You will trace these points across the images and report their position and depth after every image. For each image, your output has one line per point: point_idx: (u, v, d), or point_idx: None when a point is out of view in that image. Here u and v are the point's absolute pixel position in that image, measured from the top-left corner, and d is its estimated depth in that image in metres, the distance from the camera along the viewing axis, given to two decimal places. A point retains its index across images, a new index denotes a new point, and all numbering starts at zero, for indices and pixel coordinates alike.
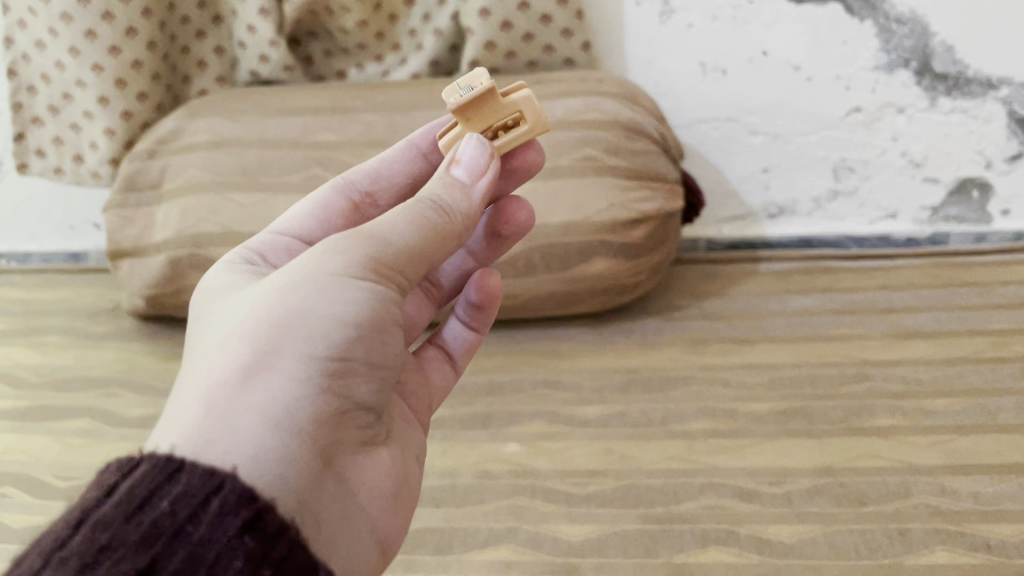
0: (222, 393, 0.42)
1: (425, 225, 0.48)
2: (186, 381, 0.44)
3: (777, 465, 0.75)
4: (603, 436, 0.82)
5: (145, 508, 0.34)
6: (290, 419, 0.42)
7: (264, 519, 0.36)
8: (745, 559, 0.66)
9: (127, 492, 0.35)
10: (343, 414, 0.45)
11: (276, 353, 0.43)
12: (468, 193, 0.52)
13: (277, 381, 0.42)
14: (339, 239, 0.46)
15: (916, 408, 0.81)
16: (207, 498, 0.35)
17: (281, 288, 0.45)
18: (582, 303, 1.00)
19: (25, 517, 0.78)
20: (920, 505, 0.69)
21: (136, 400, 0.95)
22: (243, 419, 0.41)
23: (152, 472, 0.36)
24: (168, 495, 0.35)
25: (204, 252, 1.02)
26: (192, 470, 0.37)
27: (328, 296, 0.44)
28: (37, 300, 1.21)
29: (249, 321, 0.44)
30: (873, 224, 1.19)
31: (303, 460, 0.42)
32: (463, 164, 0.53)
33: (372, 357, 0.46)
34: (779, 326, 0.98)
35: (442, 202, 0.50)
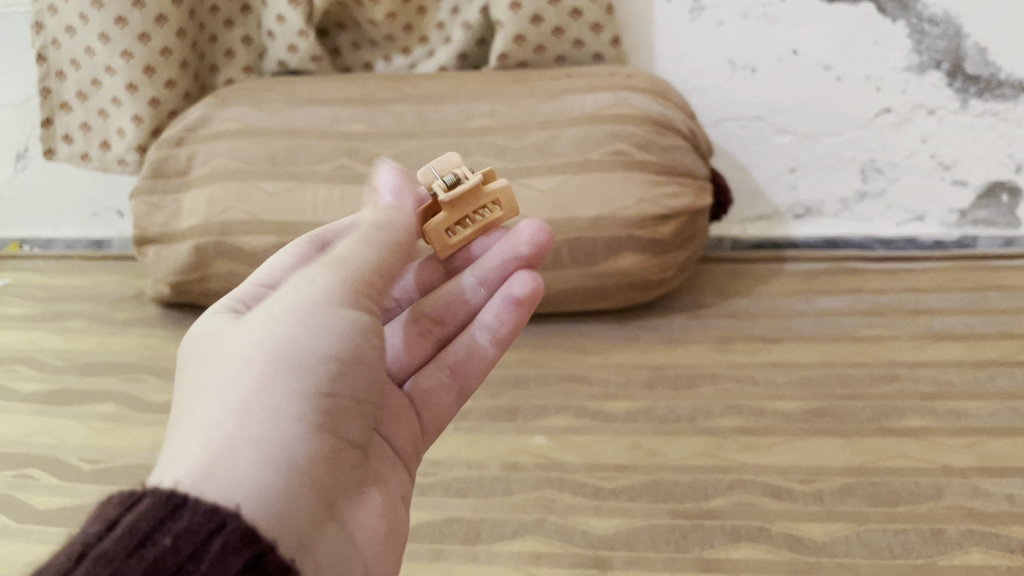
0: (219, 431, 0.39)
1: (378, 243, 0.49)
2: (178, 426, 0.41)
3: (807, 463, 0.75)
4: (631, 431, 0.82)
5: (147, 544, 0.32)
6: (290, 456, 0.39)
7: (264, 559, 0.34)
8: (777, 555, 0.65)
9: (129, 526, 0.32)
10: (337, 451, 0.43)
11: (273, 390, 0.40)
12: (398, 207, 0.53)
13: (276, 417, 0.40)
14: (316, 272, 0.46)
15: (947, 410, 0.80)
16: (211, 536, 0.33)
17: (267, 324, 0.43)
18: (607, 298, 0.99)
19: (50, 499, 0.78)
20: (953, 506, 0.68)
21: (161, 386, 0.95)
22: (242, 457, 0.38)
23: (153, 506, 0.34)
24: (171, 531, 0.33)
25: (231, 239, 1.02)
26: (197, 505, 0.34)
27: (317, 328, 0.43)
28: (60, 286, 1.21)
29: (240, 357, 0.42)
30: (900, 227, 1.18)
31: (304, 502, 0.40)
32: (387, 190, 0.55)
33: (358, 395, 0.45)
34: (807, 326, 0.97)
35: (381, 220, 0.51)
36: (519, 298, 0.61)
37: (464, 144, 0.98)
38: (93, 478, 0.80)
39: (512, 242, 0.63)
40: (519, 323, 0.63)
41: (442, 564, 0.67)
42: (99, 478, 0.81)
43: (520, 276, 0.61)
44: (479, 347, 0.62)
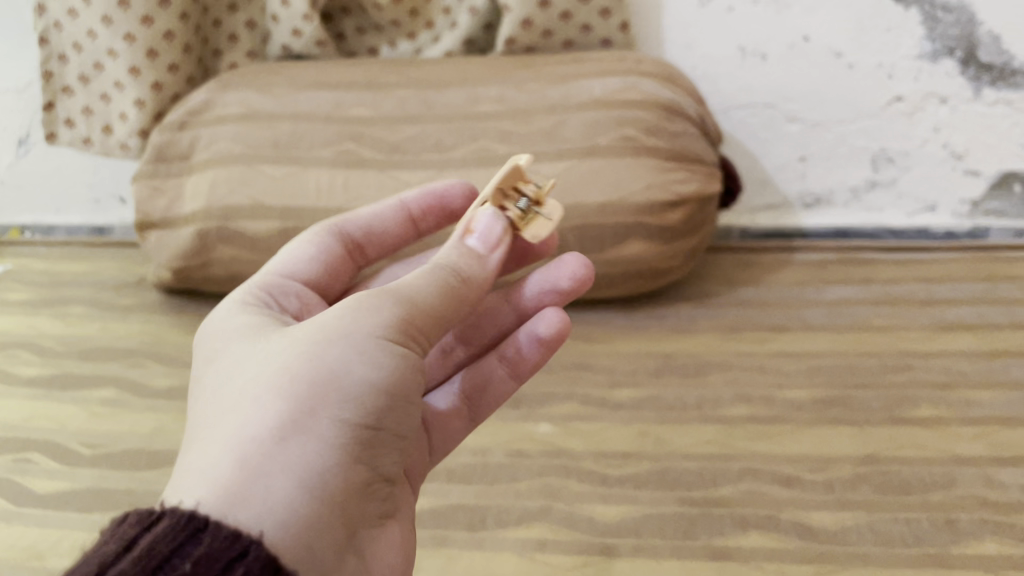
0: (256, 450, 0.39)
1: (447, 290, 0.48)
2: (212, 431, 0.42)
3: (818, 452, 0.73)
4: (638, 419, 0.80)
5: (164, 568, 0.33)
6: (322, 486, 0.40)
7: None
8: (787, 544, 0.64)
9: (147, 548, 0.33)
10: (369, 482, 0.44)
11: (314, 416, 0.41)
12: (483, 262, 0.51)
13: (313, 446, 0.40)
14: (369, 299, 0.46)
15: (960, 399, 0.79)
16: (231, 563, 0.34)
17: (313, 345, 0.43)
18: (615, 286, 0.98)
19: (49, 483, 0.77)
20: (966, 496, 0.67)
21: (162, 371, 0.94)
22: (276, 483, 0.39)
23: (173, 528, 0.35)
24: (190, 556, 0.34)
25: (234, 224, 1.01)
26: (217, 529, 0.35)
27: (363, 359, 0.43)
28: (61, 272, 1.20)
29: (281, 374, 0.42)
30: (911, 217, 1.17)
31: (331, 530, 0.41)
32: (477, 234, 0.52)
33: (396, 427, 0.45)
34: (817, 315, 0.95)
35: (458, 268, 0.49)
36: (544, 337, 0.61)
37: (470, 128, 0.96)
38: (92, 462, 0.79)
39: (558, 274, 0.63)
40: (542, 362, 0.62)
41: (446, 551, 0.66)
42: (98, 463, 0.80)
43: (549, 315, 0.60)
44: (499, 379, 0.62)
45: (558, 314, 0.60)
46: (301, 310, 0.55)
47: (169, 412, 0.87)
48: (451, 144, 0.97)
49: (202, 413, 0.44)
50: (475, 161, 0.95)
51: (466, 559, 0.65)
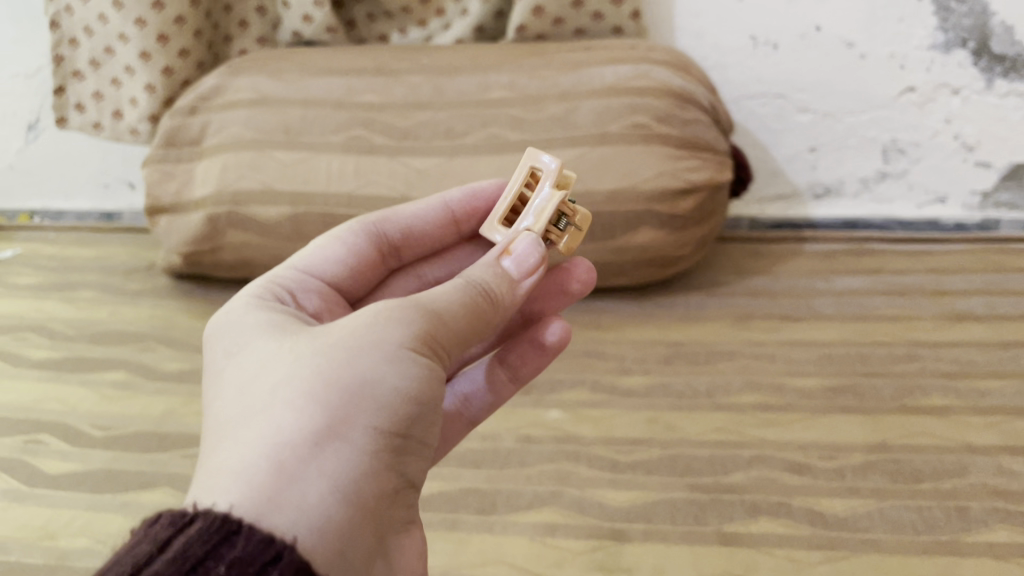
0: (290, 454, 0.38)
1: (475, 309, 0.47)
2: (239, 430, 0.40)
3: (828, 440, 0.73)
4: (648, 406, 0.80)
5: (199, 570, 0.32)
6: (355, 493, 0.39)
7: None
8: (797, 530, 0.64)
9: (181, 549, 0.33)
10: (397, 490, 0.42)
11: (348, 421, 0.39)
12: (515, 287, 0.50)
13: (347, 453, 0.39)
14: (399, 307, 0.44)
15: (970, 389, 0.79)
16: (265, 570, 0.33)
17: (344, 349, 0.42)
18: (625, 274, 0.98)
19: (61, 464, 0.77)
20: (977, 484, 0.67)
21: (172, 355, 0.95)
22: (310, 489, 0.37)
23: (207, 530, 0.34)
24: (223, 558, 0.33)
25: (245, 209, 1.01)
26: (251, 534, 0.34)
27: (396, 367, 0.41)
28: (71, 256, 1.20)
29: (312, 376, 0.41)
30: (921, 209, 1.16)
31: (361, 539, 0.39)
32: (513, 257, 0.51)
33: (425, 437, 0.43)
34: (827, 305, 0.95)
35: (489, 288, 0.48)
36: (548, 345, 0.61)
37: (481, 114, 0.96)
38: (104, 444, 0.79)
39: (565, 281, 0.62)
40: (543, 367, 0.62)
41: (457, 534, 0.67)
42: (109, 444, 0.80)
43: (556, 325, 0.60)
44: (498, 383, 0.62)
45: (563, 324, 0.60)
46: (319, 309, 0.54)
47: (179, 395, 0.87)
48: (462, 130, 0.96)
49: (226, 409, 0.42)
50: (486, 148, 0.95)
51: (477, 542, 0.66)
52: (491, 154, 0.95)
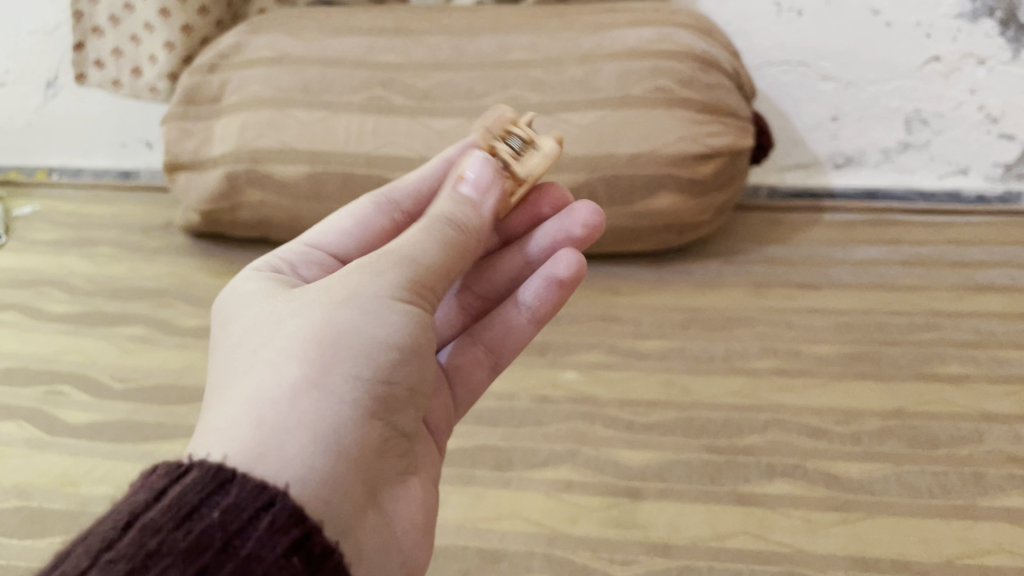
0: (271, 409, 0.38)
1: (445, 240, 0.47)
2: (227, 393, 0.40)
3: (844, 405, 0.73)
4: (664, 369, 0.80)
5: (193, 517, 0.31)
6: (342, 440, 0.38)
7: (312, 540, 0.32)
8: (812, 492, 0.64)
9: (177, 498, 0.32)
10: (385, 441, 0.42)
11: (328, 372, 0.39)
12: (477, 209, 0.50)
13: (330, 402, 0.39)
14: (372, 261, 0.44)
15: (989, 358, 0.78)
16: (258, 513, 0.32)
17: (322, 307, 0.42)
18: (643, 240, 0.98)
19: (82, 414, 0.78)
20: (993, 451, 0.67)
21: (190, 311, 0.95)
22: (295, 436, 0.37)
23: (203, 479, 0.33)
24: (217, 505, 0.32)
25: (263, 168, 1.01)
26: (244, 482, 0.33)
27: (373, 317, 0.42)
28: (90, 213, 1.21)
29: (292, 336, 0.41)
30: (942, 180, 1.15)
31: (351, 487, 0.38)
32: (469, 181, 0.50)
33: (411, 385, 0.43)
34: (845, 274, 0.95)
35: (451, 217, 0.48)
36: (564, 278, 0.57)
37: (501, 76, 0.96)
38: (123, 396, 0.80)
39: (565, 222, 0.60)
40: (561, 303, 0.58)
41: (472, 488, 0.67)
42: (129, 396, 0.81)
43: (566, 255, 0.56)
44: (517, 325, 0.59)
45: (576, 254, 0.56)
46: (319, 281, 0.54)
47: (197, 349, 0.88)
48: (482, 92, 0.96)
49: (214, 378, 0.42)
50: (505, 109, 0.95)
51: (492, 497, 0.66)
52: None
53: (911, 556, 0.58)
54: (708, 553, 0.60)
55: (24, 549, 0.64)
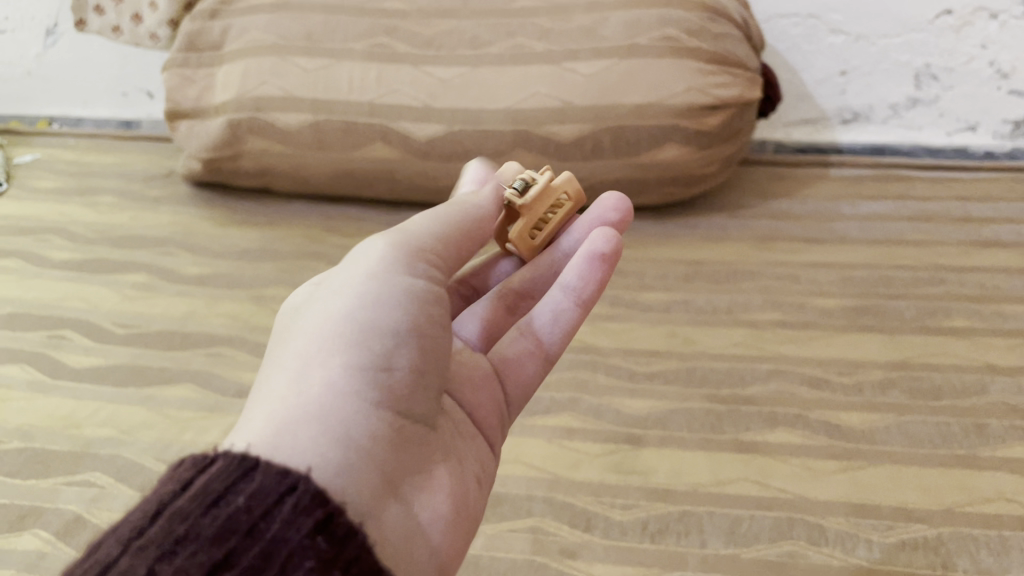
0: (284, 409, 0.37)
1: (452, 223, 0.48)
2: (252, 399, 0.40)
3: (848, 357, 0.73)
4: (667, 321, 0.80)
5: (220, 503, 0.30)
6: (353, 430, 0.37)
7: (335, 521, 0.32)
8: (814, 441, 0.64)
9: (202, 487, 0.31)
10: (403, 429, 0.39)
11: (338, 367, 0.38)
12: (482, 199, 0.52)
13: (339, 394, 0.38)
14: (385, 263, 0.44)
15: (994, 312, 0.78)
16: (282, 498, 0.31)
17: (338, 307, 0.41)
18: (649, 192, 0.97)
19: (84, 359, 0.78)
20: (996, 403, 0.67)
21: (193, 260, 0.95)
22: (302, 430, 0.36)
23: (228, 468, 0.32)
24: (242, 491, 0.31)
25: (265, 116, 1.00)
26: (267, 468, 0.33)
27: (382, 309, 0.41)
28: (91, 163, 1.20)
29: (311, 340, 0.40)
30: (950, 136, 1.14)
31: (365, 473, 0.36)
32: (474, 194, 0.53)
33: (422, 368, 0.41)
34: (851, 229, 0.94)
35: (457, 207, 0.50)
36: (604, 254, 0.53)
37: (507, 25, 0.94)
38: (127, 342, 0.80)
39: (598, 209, 0.60)
40: (606, 281, 0.54)
41: None
42: (132, 341, 0.81)
43: (601, 231, 0.54)
44: (563, 310, 0.54)
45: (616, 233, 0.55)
46: None
47: (200, 297, 0.88)
48: (487, 40, 0.94)
49: (247, 390, 0.42)
50: (510, 58, 0.93)
51: None
52: (515, 65, 0.93)
53: (912, 504, 0.59)
54: (710, 499, 0.60)
55: (28, 489, 0.64)
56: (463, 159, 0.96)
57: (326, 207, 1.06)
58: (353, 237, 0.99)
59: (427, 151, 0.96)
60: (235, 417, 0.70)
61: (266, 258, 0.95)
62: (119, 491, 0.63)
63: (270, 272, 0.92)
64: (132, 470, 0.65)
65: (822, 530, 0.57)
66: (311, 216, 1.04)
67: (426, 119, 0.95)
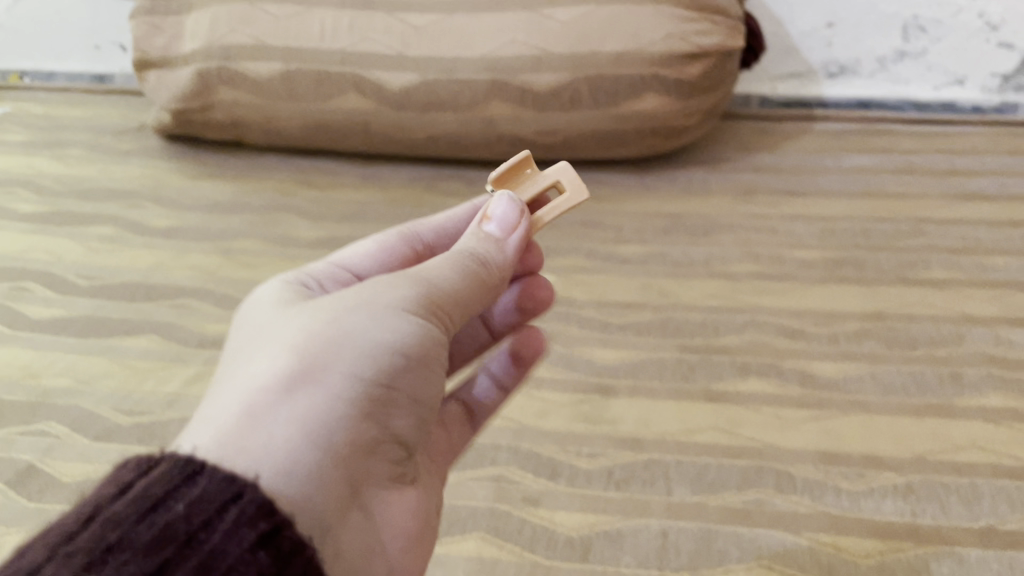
0: (261, 400, 0.35)
1: (472, 270, 0.43)
2: (223, 382, 0.37)
3: (825, 308, 0.72)
4: (643, 273, 0.79)
5: (159, 509, 0.28)
6: (330, 439, 0.35)
7: (282, 533, 0.29)
8: (786, 390, 0.63)
9: (141, 491, 0.28)
10: (379, 444, 0.37)
11: (324, 369, 0.36)
12: (502, 247, 0.45)
13: (320, 397, 0.35)
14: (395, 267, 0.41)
15: (975, 264, 0.76)
16: (226, 505, 0.28)
17: (332, 306, 0.38)
18: (627, 145, 0.94)
19: (45, 310, 0.76)
20: (973, 352, 0.66)
21: (161, 213, 0.93)
22: (277, 430, 0.34)
23: (171, 471, 0.29)
24: (185, 497, 0.28)
25: (235, 65, 0.97)
26: (215, 472, 0.30)
27: (380, 320, 0.38)
28: (61, 116, 1.17)
29: (296, 331, 0.38)
30: (938, 90, 1.12)
31: (335, 482, 0.35)
32: (495, 220, 0.46)
33: (413, 392, 0.39)
34: (833, 182, 0.92)
35: (478, 253, 0.44)
36: (522, 357, 0.57)
37: None
38: (90, 293, 0.78)
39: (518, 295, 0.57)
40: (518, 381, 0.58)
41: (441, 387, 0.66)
42: (95, 293, 0.79)
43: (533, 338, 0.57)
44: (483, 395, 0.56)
45: (539, 333, 0.57)
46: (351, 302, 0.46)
47: (166, 249, 0.86)
48: None
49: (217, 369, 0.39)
50: (485, 4, 0.91)
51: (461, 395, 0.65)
52: (490, 11, 0.91)
53: (883, 453, 0.58)
54: (678, 448, 0.59)
55: None
56: (437, 109, 0.93)
57: (299, 160, 1.04)
58: (326, 190, 0.96)
59: (400, 101, 0.94)
60: (197, 367, 0.69)
61: (236, 211, 0.93)
62: (74, 441, 0.62)
63: (240, 224, 0.90)
64: (90, 420, 0.64)
65: (792, 478, 0.56)
66: (285, 170, 1.02)
67: (399, 68, 0.93)
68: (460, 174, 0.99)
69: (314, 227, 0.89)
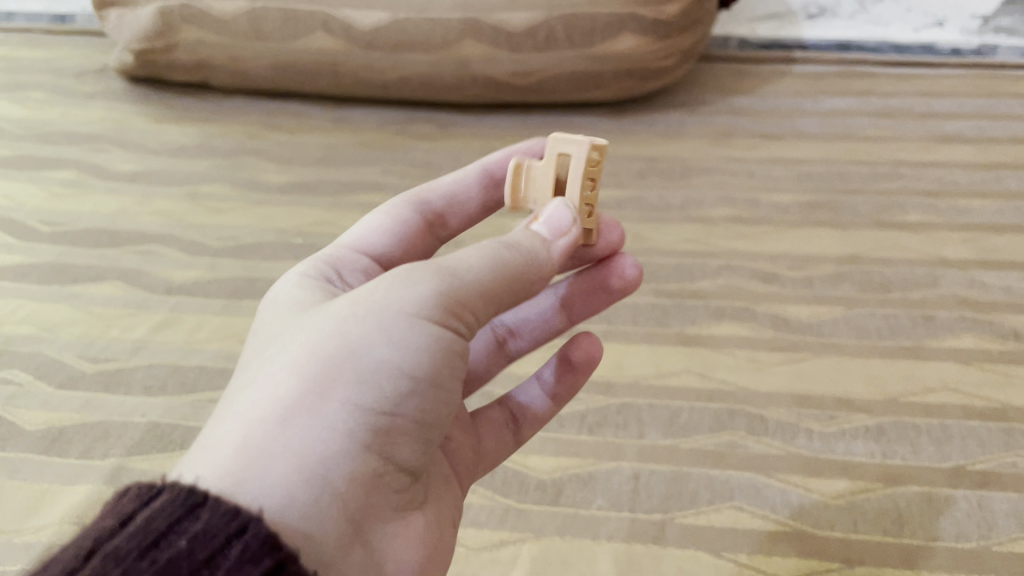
0: (259, 430, 0.32)
1: (506, 270, 0.36)
2: (228, 403, 0.35)
3: (801, 253, 0.71)
4: (618, 217, 0.78)
5: (161, 545, 0.26)
6: (327, 475, 0.32)
7: (286, 570, 0.27)
8: (759, 333, 0.63)
9: (142, 524, 0.27)
10: (383, 475, 0.35)
11: (324, 398, 0.33)
12: (549, 248, 0.39)
13: (318, 429, 0.32)
14: (408, 267, 0.36)
15: (951, 207, 0.76)
16: (230, 541, 0.27)
17: (340, 318, 0.35)
18: (603, 88, 0.92)
19: (6, 257, 0.74)
20: (948, 294, 0.66)
21: (126, 157, 0.90)
22: (272, 468, 0.31)
23: (174, 500, 0.28)
24: (187, 532, 0.27)
25: (200, 4, 0.94)
26: (218, 504, 0.28)
27: (388, 337, 0.34)
28: (20, 57, 1.12)
29: (301, 349, 0.35)
30: (917, 32, 1.07)
31: (333, 521, 0.32)
32: (543, 221, 0.40)
33: (424, 415, 0.35)
34: (811, 125, 0.91)
35: (523, 245, 0.38)
36: (575, 362, 0.50)
37: None
38: (51, 240, 0.76)
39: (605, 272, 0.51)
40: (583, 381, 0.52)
41: None
42: (58, 239, 0.77)
43: (585, 340, 0.50)
44: (540, 396, 0.52)
45: (597, 340, 0.50)
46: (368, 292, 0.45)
47: (132, 194, 0.84)
48: None
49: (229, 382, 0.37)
50: None
51: None
52: None
53: (856, 395, 0.58)
54: (651, 391, 0.59)
55: None
56: (409, 50, 0.91)
57: (268, 103, 1.01)
58: (295, 133, 0.94)
59: (370, 42, 0.91)
60: (164, 314, 0.68)
61: (203, 155, 0.90)
62: (37, 389, 0.61)
63: (207, 168, 0.88)
64: (54, 367, 0.63)
65: (763, 420, 0.56)
66: (252, 113, 0.99)
67: (368, 6, 0.90)
68: (434, 118, 0.96)
69: (283, 171, 0.87)
